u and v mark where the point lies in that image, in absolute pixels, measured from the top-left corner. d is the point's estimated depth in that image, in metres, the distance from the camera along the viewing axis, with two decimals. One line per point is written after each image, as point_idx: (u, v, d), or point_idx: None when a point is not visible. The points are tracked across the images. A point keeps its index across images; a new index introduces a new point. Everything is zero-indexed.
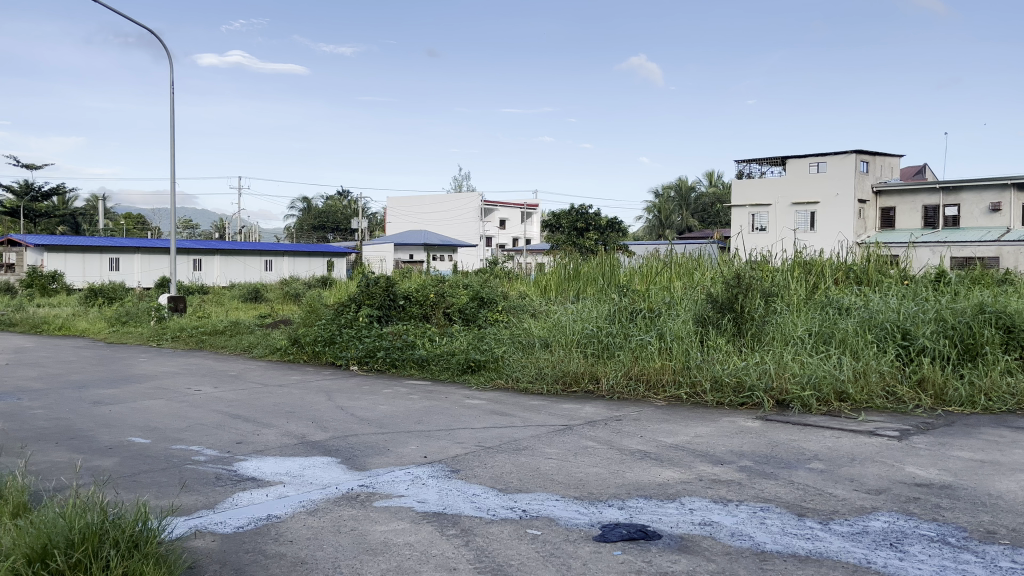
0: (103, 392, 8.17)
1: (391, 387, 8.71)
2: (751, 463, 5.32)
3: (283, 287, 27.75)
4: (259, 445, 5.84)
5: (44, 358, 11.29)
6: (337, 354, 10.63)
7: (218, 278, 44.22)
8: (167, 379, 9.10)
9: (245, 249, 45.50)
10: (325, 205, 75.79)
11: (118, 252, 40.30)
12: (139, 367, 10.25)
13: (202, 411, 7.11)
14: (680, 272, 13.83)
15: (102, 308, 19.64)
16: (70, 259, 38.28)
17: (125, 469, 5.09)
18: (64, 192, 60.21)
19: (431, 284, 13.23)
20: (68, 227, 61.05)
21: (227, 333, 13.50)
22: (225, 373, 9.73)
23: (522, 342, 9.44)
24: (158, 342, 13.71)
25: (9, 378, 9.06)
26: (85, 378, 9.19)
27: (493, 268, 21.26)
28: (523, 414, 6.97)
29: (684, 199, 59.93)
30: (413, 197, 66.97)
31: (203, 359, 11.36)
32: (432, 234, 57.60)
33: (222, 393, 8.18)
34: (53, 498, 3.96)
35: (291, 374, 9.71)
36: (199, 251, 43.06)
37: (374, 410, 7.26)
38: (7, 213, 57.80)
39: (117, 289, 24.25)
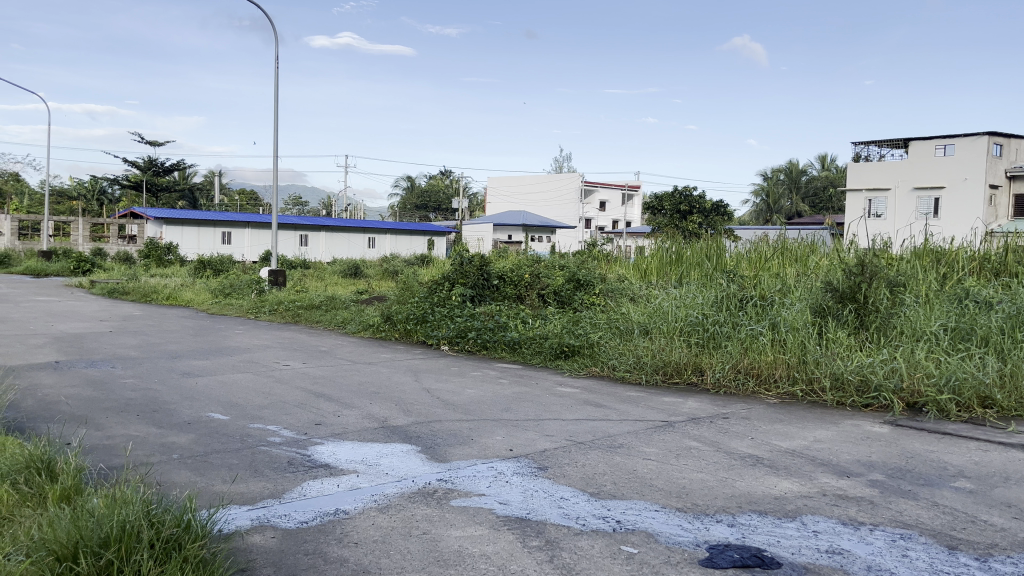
0: (194, 364, 8.09)
1: (480, 369, 8.30)
2: (883, 477, 4.60)
3: (383, 264, 27.99)
4: (338, 428, 5.52)
5: (147, 328, 11.49)
6: (427, 334, 10.32)
7: (323, 253, 45.27)
8: (258, 353, 8.99)
9: (349, 226, 46.40)
10: (427, 184, 76.80)
11: (231, 226, 41.79)
12: (233, 339, 10.24)
13: (286, 388, 6.89)
14: (793, 258, 12.89)
15: (210, 280, 20.24)
16: (187, 232, 40.03)
17: (198, 448, 4.86)
18: (184, 167, 63.25)
19: (527, 265, 12.83)
20: (186, 201, 64.02)
21: (322, 308, 13.47)
22: (315, 348, 9.57)
23: (620, 328, 8.83)
24: (257, 315, 13.83)
25: (109, 346, 9.18)
26: (180, 348, 9.21)
27: (591, 249, 20.67)
28: (620, 407, 6.42)
29: (794, 182, 57.30)
30: (514, 178, 66.86)
31: (297, 333, 11.30)
32: (531, 215, 57.29)
33: (309, 369, 7.98)
34: (109, 482, 3.71)
35: (380, 352, 9.47)
36: (306, 227, 44.15)
37: (461, 394, 6.86)
38: (133, 187, 61.15)
39: (226, 260, 25.00)
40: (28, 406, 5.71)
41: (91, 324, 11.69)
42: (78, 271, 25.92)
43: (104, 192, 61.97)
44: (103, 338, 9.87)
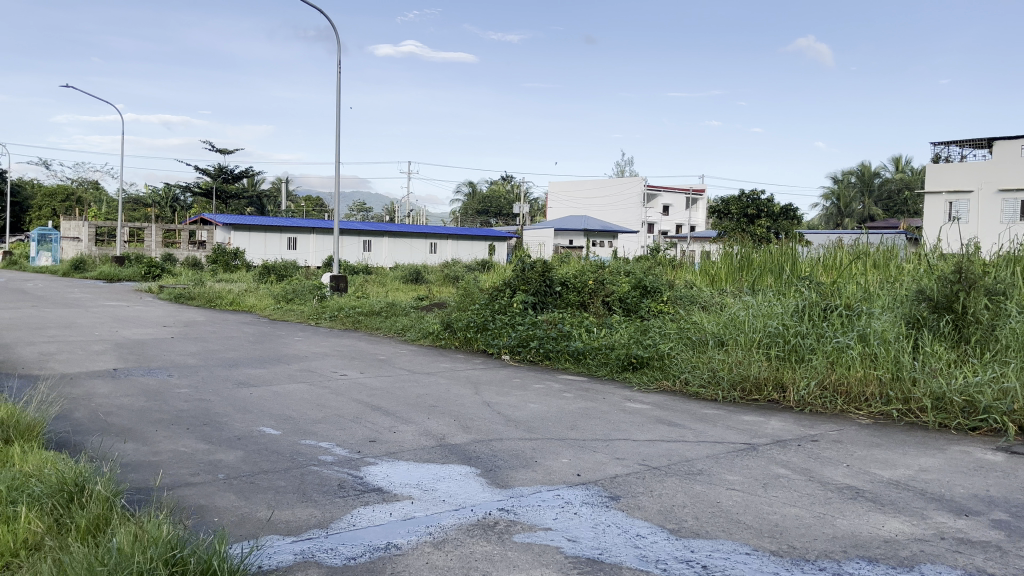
0: (250, 373, 7.87)
1: (544, 382, 7.88)
2: (1007, 517, 4.02)
3: (444, 269, 27.86)
4: (394, 446, 5.17)
5: (208, 334, 11.42)
6: (488, 342, 9.94)
7: (385, 258, 45.53)
8: (315, 362, 8.75)
9: (411, 231, 46.56)
10: (489, 189, 76.87)
11: (296, 232, 42.36)
12: (292, 347, 10.03)
13: (341, 400, 6.58)
14: (874, 263, 12.11)
15: (272, 285, 20.32)
16: (254, 238, 40.75)
17: (245, 467, 4.55)
18: (252, 175, 64.74)
19: (591, 271, 12.40)
20: (254, 208, 65.48)
21: (383, 314, 13.26)
22: (374, 357, 9.29)
23: (692, 338, 8.30)
24: (317, 321, 13.69)
25: (168, 353, 9.05)
26: (239, 356, 9.04)
27: (656, 254, 20.04)
28: (696, 426, 5.92)
29: (866, 185, 55.36)
30: (576, 183, 66.36)
31: (356, 340, 11.06)
32: (593, 220, 56.66)
33: (366, 379, 7.68)
34: (140, 512, 3.41)
35: (440, 361, 9.13)
36: (369, 233, 44.46)
37: (524, 409, 6.45)
38: (204, 194, 62.83)
39: (289, 266, 25.19)
40: (78, 418, 5.51)
41: (154, 330, 11.68)
42: (148, 275, 26.49)
43: (176, 200, 63.83)
44: (163, 345, 9.78)
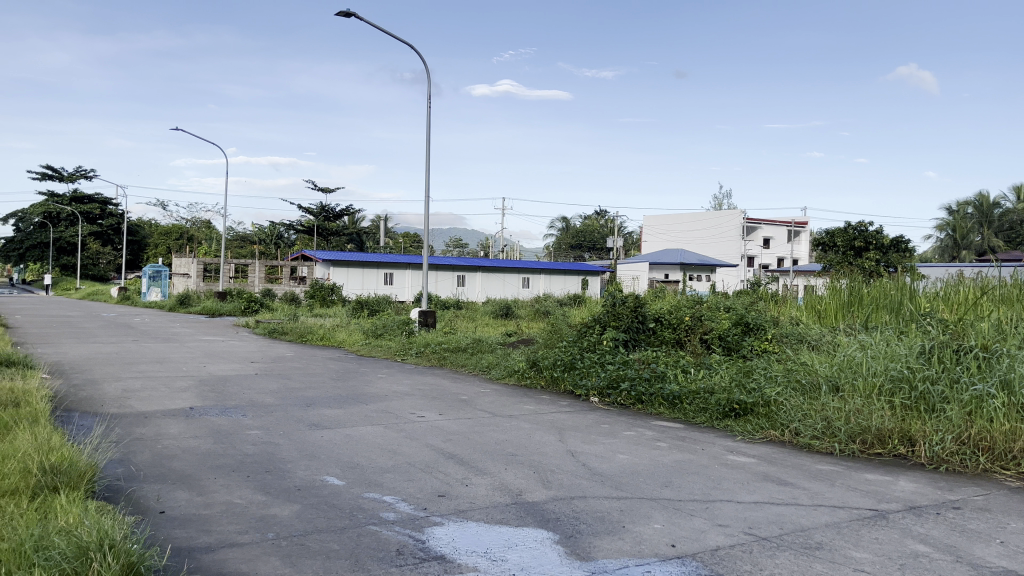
0: (325, 413, 7.51)
1: (636, 428, 7.19)
2: None
3: (536, 304, 27.42)
4: (464, 502, 4.62)
5: (293, 370, 11.23)
6: (576, 383, 9.32)
7: (479, 293, 45.55)
8: (394, 402, 8.33)
9: (505, 266, 46.49)
10: (583, 224, 76.52)
11: (392, 267, 42.94)
12: (374, 385, 9.68)
13: (414, 445, 6.09)
14: (1009, 297, 10.85)
15: (364, 321, 20.31)
16: (352, 274, 41.59)
17: (299, 524, 4.11)
18: (353, 213, 66.65)
19: (686, 306, 11.68)
20: (354, 244, 67.18)
21: (469, 351, 12.83)
22: (455, 397, 8.81)
23: (802, 382, 7.46)
24: (403, 357, 13.39)
25: (248, 391, 8.83)
26: (319, 394, 8.74)
27: (756, 289, 18.98)
28: (812, 486, 5.15)
29: (985, 216, 51.91)
30: (673, 216, 65.19)
31: (440, 378, 10.64)
32: (690, 254, 55.25)
33: (445, 421, 7.19)
34: None
35: (524, 403, 8.56)
36: (462, 268, 44.64)
37: (613, 461, 5.80)
38: (307, 232, 65.03)
39: (381, 301, 25.29)
40: (138, 463, 5.23)
41: (241, 366, 11.59)
42: (248, 311, 27.17)
43: (281, 237, 66.30)
44: (245, 382, 9.59)
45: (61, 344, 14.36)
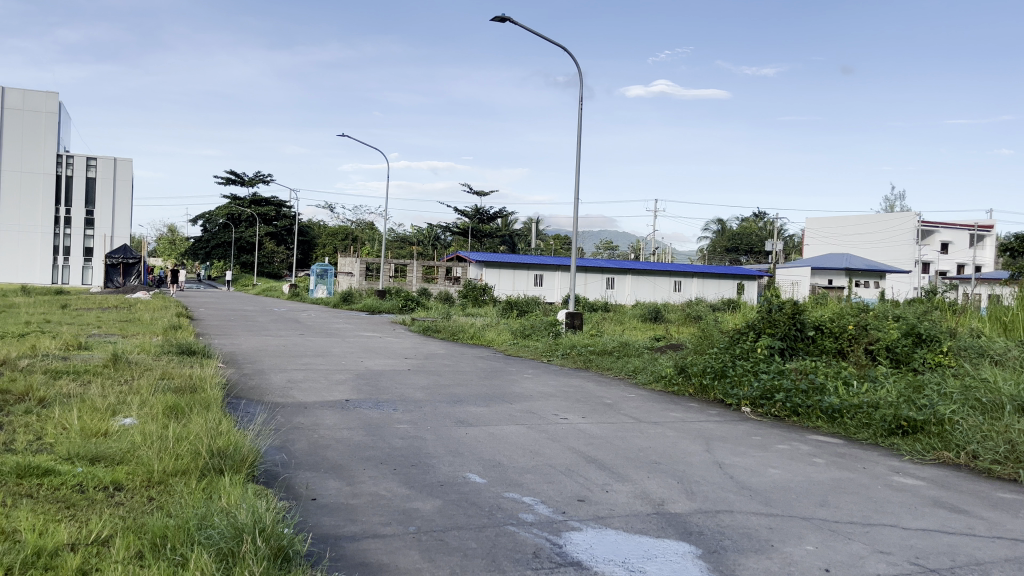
0: (471, 411, 7.62)
1: (790, 442, 6.79)
2: None
3: (687, 308, 26.73)
4: (605, 508, 4.53)
5: (443, 368, 11.53)
6: (726, 392, 8.95)
7: (628, 296, 45.06)
8: (539, 402, 8.34)
9: (656, 268, 45.71)
10: (740, 226, 73.95)
11: (543, 269, 43.36)
12: (519, 385, 9.75)
13: (556, 447, 6.06)
14: None
15: (513, 321, 20.58)
16: (503, 275, 42.40)
17: (441, 519, 4.18)
18: (506, 215, 67.88)
19: (850, 314, 11.00)
20: (506, 245, 68.40)
21: (615, 355, 12.66)
22: (599, 400, 8.71)
23: (982, 401, 6.79)
24: (549, 358, 13.41)
25: (400, 386, 9.14)
26: (466, 392, 8.90)
27: (929, 297, 17.55)
28: (991, 515, 4.65)
29: None
30: (837, 218, 61.68)
31: (585, 381, 10.56)
32: (856, 259, 52.01)
33: (588, 425, 7.11)
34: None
35: (671, 410, 8.33)
36: (612, 270, 44.32)
37: (764, 476, 5.51)
38: (461, 233, 66.93)
39: (531, 302, 25.54)
40: (296, 451, 5.52)
41: (394, 362, 12.04)
42: (404, 309, 28.28)
43: (437, 239, 68.65)
44: (397, 377, 9.94)
45: (236, 336, 15.51)
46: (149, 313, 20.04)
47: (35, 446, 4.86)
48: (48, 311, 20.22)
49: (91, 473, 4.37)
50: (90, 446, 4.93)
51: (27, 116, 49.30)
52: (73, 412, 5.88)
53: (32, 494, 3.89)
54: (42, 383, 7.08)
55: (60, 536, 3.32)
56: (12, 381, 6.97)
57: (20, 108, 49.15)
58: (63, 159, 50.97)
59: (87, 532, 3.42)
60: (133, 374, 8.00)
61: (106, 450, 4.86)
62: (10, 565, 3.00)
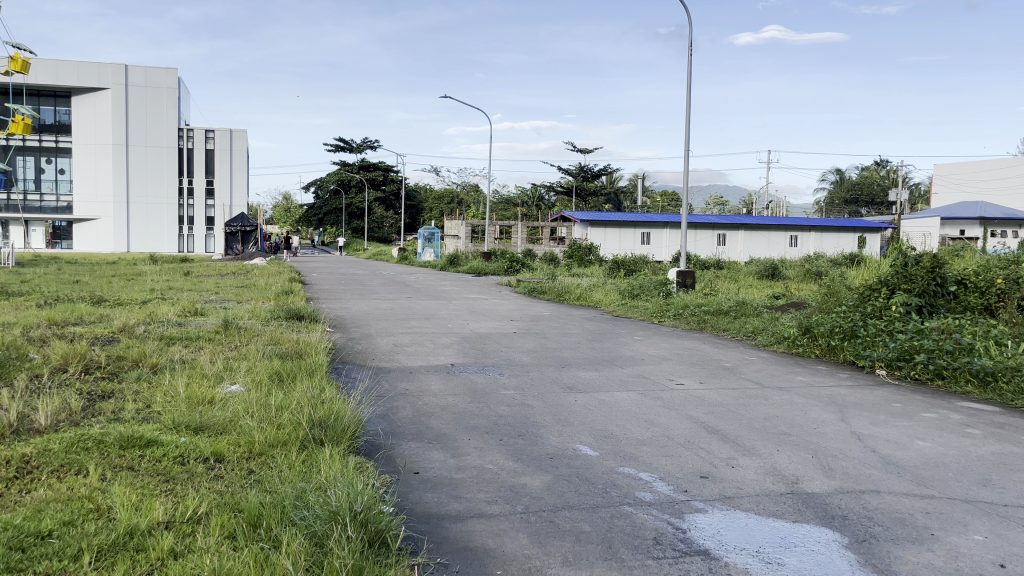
0: (580, 375, 7.25)
1: (937, 410, 6.08)
2: None
3: (806, 263, 25.41)
4: (731, 487, 4.08)
5: (550, 330, 11.19)
6: (858, 353, 8.22)
7: (740, 252, 43.41)
8: (652, 367, 7.87)
9: (770, 222, 43.79)
10: (860, 176, 69.97)
11: (650, 227, 42.31)
12: (629, 348, 9.28)
13: (674, 416, 5.61)
14: None
15: (621, 280, 20.00)
16: (609, 234, 41.67)
17: (551, 497, 3.84)
18: (610, 172, 66.76)
19: (997, 267, 10.08)
20: (612, 204, 67.20)
21: (731, 315, 11.99)
22: (717, 364, 8.17)
23: None
24: (660, 319, 12.85)
25: (506, 349, 8.85)
26: (575, 356, 8.53)
27: None
28: None
29: None
30: (969, 164, 57.31)
31: (701, 343, 9.98)
32: (992, 207, 48.17)
33: (706, 391, 6.60)
34: (396, 566, 2.86)
35: (797, 374, 7.69)
36: (723, 226, 42.76)
37: (912, 450, 4.89)
38: (566, 192, 66.30)
39: (639, 260, 24.81)
40: (398, 420, 5.30)
41: (501, 324, 11.79)
42: (510, 270, 28.12)
43: (541, 199, 68.14)
44: (503, 340, 9.66)
45: (346, 300, 15.70)
46: (264, 279, 20.61)
47: (143, 415, 4.84)
48: (170, 278, 21.10)
49: (193, 443, 4.28)
50: (196, 414, 4.87)
51: (150, 92, 51.88)
52: (181, 380, 5.89)
53: (134, 466, 3.82)
54: (155, 350, 7.18)
55: (153, 514, 3.18)
56: (129, 348, 7.10)
57: (143, 84, 51.74)
58: (183, 132, 53.63)
59: (181, 508, 3.29)
60: (244, 340, 8.04)
61: (211, 419, 4.78)
62: (100, 547, 2.89)
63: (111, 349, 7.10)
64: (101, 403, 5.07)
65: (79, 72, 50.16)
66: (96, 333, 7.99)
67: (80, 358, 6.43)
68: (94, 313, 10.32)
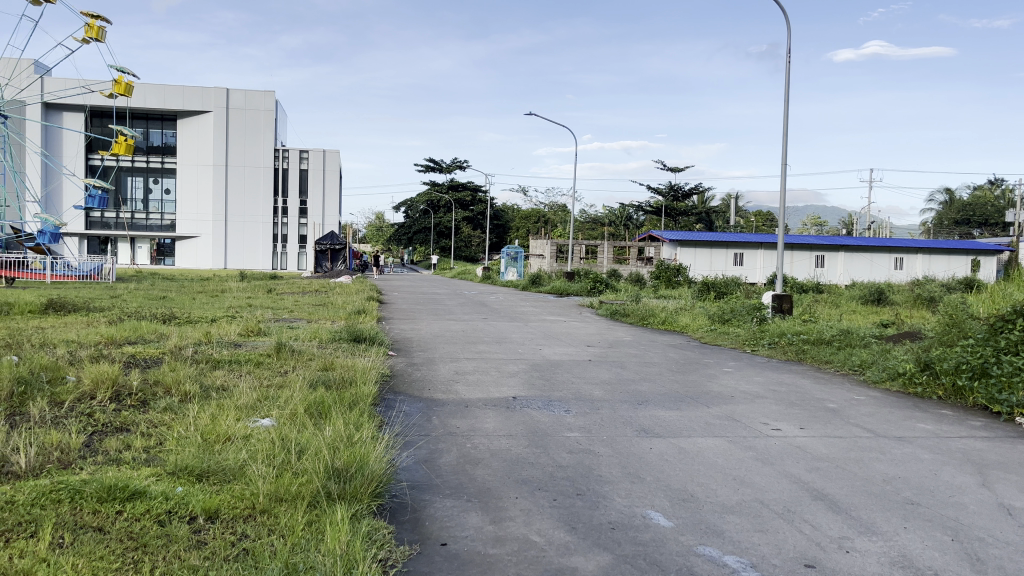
0: (658, 415, 6.32)
1: None
2: None
3: (914, 288, 23.50)
4: None
5: (630, 358, 10.24)
6: (992, 397, 6.98)
7: (840, 275, 41.10)
8: (743, 406, 6.85)
9: (873, 243, 41.31)
10: (972, 195, 65.79)
11: (743, 247, 40.53)
12: (718, 382, 8.24)
13: (770, 474, 4.64)
14: None
15: (710, 303, 18.81)
16: (699, 254, 40.18)
17: None
18: (701, 192, 64.96)
19: None
20: (703, 224, 65.32)
21: (835, 345, 10.77)
22: (821, 405, 7.06)
23: None
24: (753, 348, 11.70)
25: (578, 380, 7.97)
26: (656, 391, 7.57)
27: None
28: None
29: None
30: None
31: (801, 378, 8.84)
32: None
33: (809, 441, 5.56)
34: None
35: (919, 421, 6.50)
36: (822, 247, 40.57)
37: None
38: (655, 212, 64.80)
39: (730, 283, 23.47)
40: (436, 469, 4.53)
41: (576, 350, 10.93)
42: (594, 292, 27.17)
43: (630, 218, 66.93)
44: (577, 369, 8.78)
45: (419, 321, 15.12)
46: (343, 297, 20.38)
47: (145, 456, 4.22)
48: (253, 295, 21.10)
49: (185, 494, 3.61)
50: (205, 456, 4.21)
51: (249, 114, 53.56)
52: (207, 411, 5.28)
53: (103, 527, 3.19)
54: (195, 374, 6.65)
55: None
56: (168, 371, 6.58)
57: (243, 107, 53.47)
58: (280, 153, 55.21)
59: None
60: (295, 364, 7.45)
61: (219, 463, 4.11)
62: None
63: (149, 372, 6.60)
64: (104, 439, 4.48)
65: (184, 95, 52.28)
66: (145, 354, 7.56)
67: (110, 383, 5.93)
68: (156, 331, 10.02)
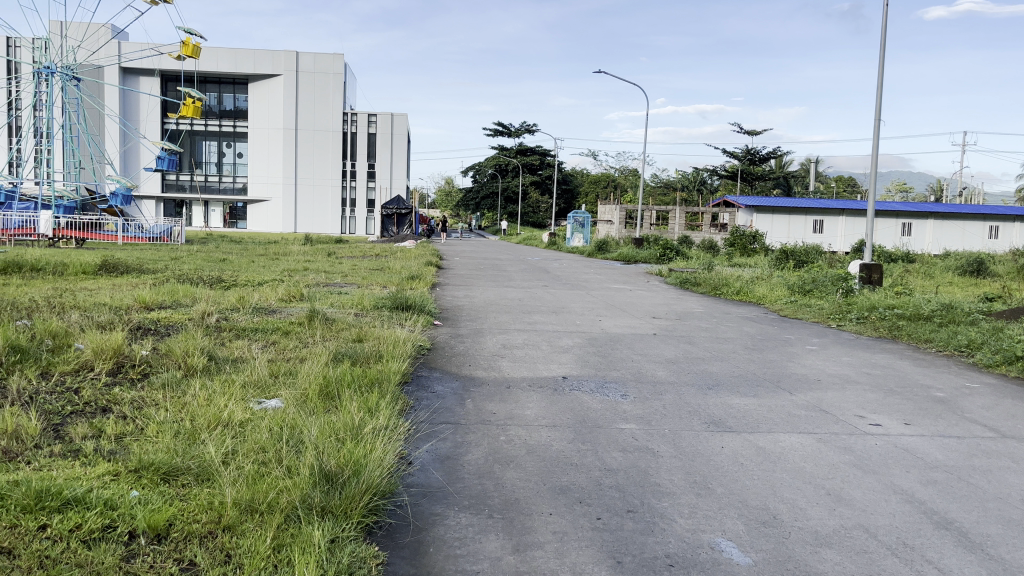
0: (732, 403, 5.37)
1: None
2: None
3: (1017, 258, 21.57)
4: None
5: (701, 332, 9.26)
6: None
7: (929, 244, 38.64)
8: (833, 394, 5.84)
9: (966, 210, 38.64)
10: None
11: (824, 214, 38.50)
12: (801, 363, 7.21)
13: (874, 489, 3.69)
14: None
15: (789, 272, 17.49)
16: (777, 221, 38.28)
17: None
18: (779, 155, 62.20)
19: None
20: (781, 189, 62.63)
21: (935, 321, 9.54)
22: (927, 394, 5.98)
23: None
24: (839, 322, 10.54)
25: (639, 358, 7.07)
26: (729, 372, 6.60)
27: None
28: None
29: None
30: None
31: (900, 359, 7.71)
32: None
33: (919, 442, 4.56)
34: None
35: None
36: (909, 214, 38.14)
37: None
38: (730, 177, 62.43)
39: (811, 250, 21.99)
40: (456, 471, 3.71)
41: (640, 322, 10.00)
42: (663, 259, 25.92)
43: (703, 183, 64.69)
44: (639, 345, 7.86)
45: (475, 287, 14.37)
46: (400, 261, 19.81)
47: (111, 447, 3.54)
48: (313, 260, 20.74)
49: (135, 503, 2.91)
50: (180, 448, 3.50)
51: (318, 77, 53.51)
52: (206, 389, 4.59)
53: (13, 550, 2.52)
54: (211, 344, 6.02)
55: None
56: (182, 340, 5.96)
57: (312, 71, 53.45)
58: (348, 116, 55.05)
59: None
60: (325, 335, 6.75)
61: (192, 457, 3.39)
62: None
63: (162, 341, 5.99)
64: (73, 424, 3.83)
65: (255, 58, 52.50)
66: (167, 321, 6.98)
67: (112, 353, 5.33)
68: (194, 296, 9.50)
